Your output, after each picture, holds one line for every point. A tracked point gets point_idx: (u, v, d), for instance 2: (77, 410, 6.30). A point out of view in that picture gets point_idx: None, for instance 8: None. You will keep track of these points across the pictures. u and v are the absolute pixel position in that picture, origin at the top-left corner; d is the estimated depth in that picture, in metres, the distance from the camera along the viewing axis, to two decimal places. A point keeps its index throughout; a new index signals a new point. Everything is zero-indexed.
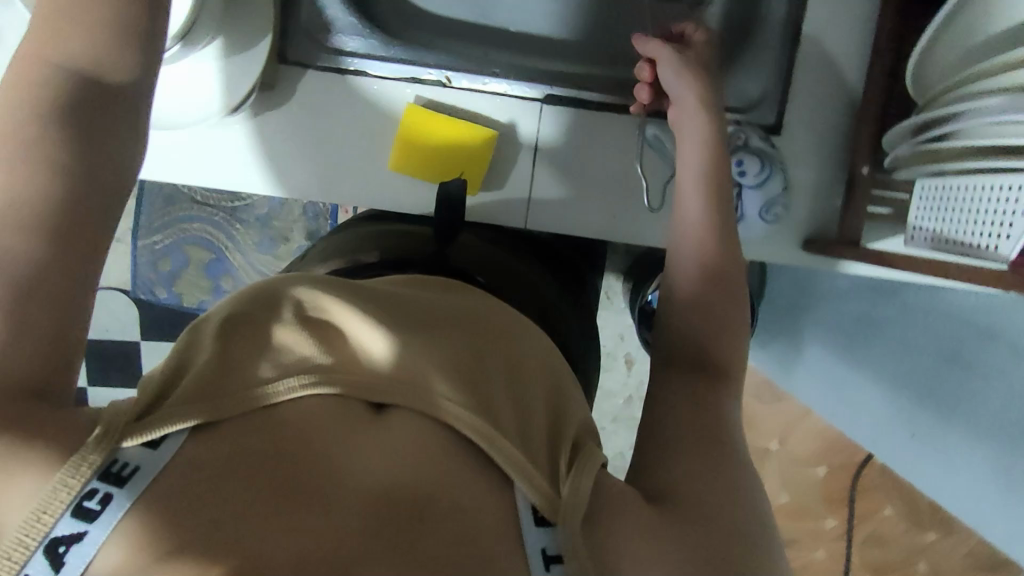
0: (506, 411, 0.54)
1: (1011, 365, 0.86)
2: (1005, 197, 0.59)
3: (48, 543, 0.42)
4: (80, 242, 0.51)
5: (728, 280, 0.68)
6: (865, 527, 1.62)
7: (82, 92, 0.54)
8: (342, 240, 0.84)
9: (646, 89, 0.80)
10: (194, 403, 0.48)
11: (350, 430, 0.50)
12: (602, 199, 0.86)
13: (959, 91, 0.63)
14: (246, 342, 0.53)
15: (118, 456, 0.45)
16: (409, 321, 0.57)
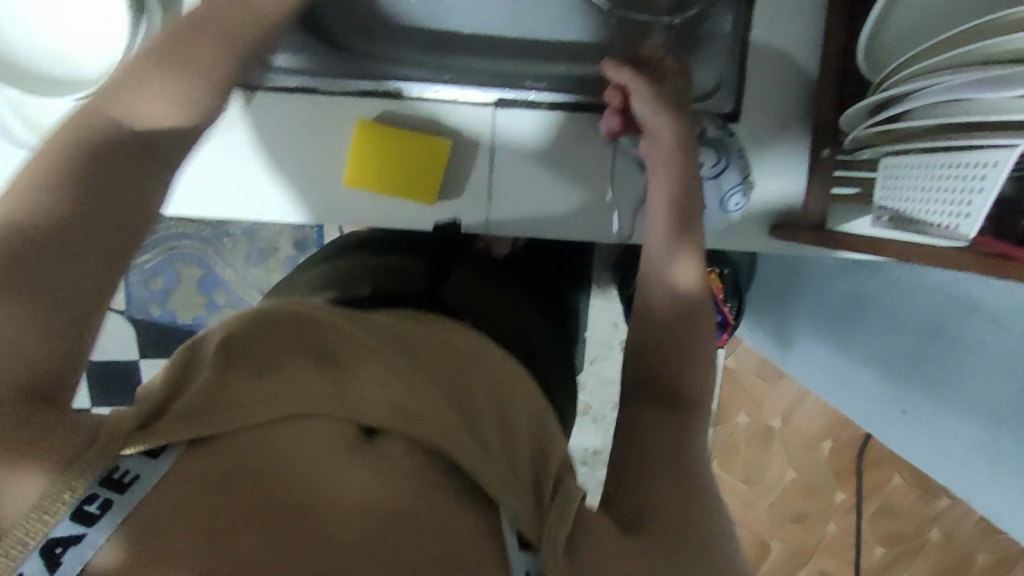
0: (494, 438, 0.55)
1: (990, 335, 0.84)
2: (967, 174, 0.56)
3: (47, 543, 0.42)
4: (103, 255, 0.54)
5: (691, 274, 0.68)
6: (875, 499, 1.61)
7: (131, 139, 0.58)
8: (329, 265, 0.85)
9: (615, 119, 0.78)
10: (191, 418, 0.48)
11: (344, 449, 0.50)
12: (564, 199, 0.85)
13: (915, 68, 0.61)
14: (245, 360, 0.54)
15: (121, 462, 0.45)
16: (400, 351, 0.59)
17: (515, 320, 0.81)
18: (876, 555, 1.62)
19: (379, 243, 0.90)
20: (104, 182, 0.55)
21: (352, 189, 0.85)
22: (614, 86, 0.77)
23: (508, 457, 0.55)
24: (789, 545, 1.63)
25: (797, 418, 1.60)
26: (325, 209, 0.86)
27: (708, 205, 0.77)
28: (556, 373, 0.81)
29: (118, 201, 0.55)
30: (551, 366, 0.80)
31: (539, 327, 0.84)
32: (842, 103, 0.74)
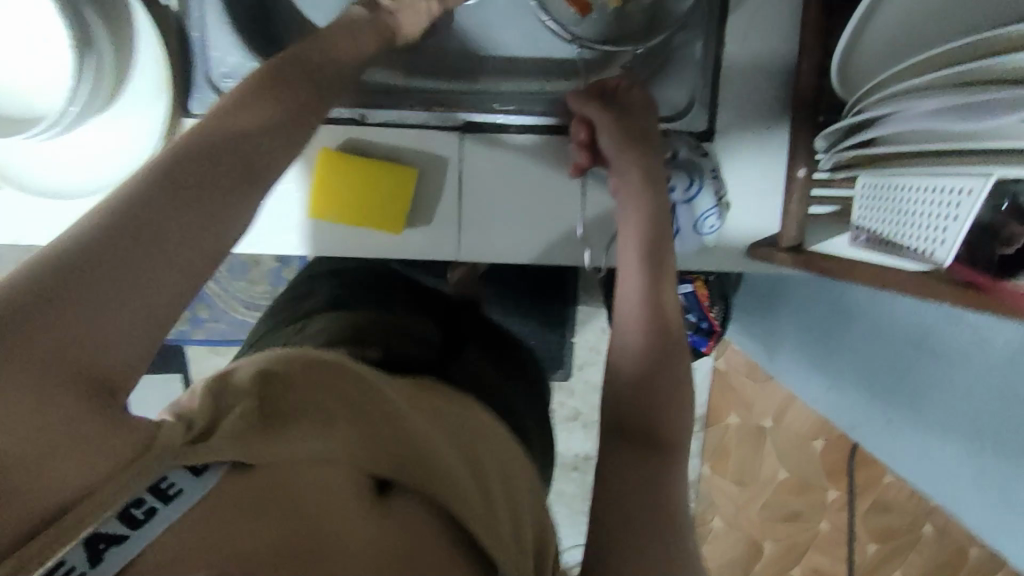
0: (505, 521, 0.50)
1: (975, 349, 0.81)
2: (944, 200, 0.55)
3: (88, 538, 0.38)
4: (183, 250, 0.46)
5: (666, 304, 0.66)
6: (868, 496, 1.51)
7: (225, 138, 0.50)
8: (290, 310, 0.79)
9: (583, 152, 0.76)
10: (238, 443, 0.44)
11: (361, 516, 0.45)
12: (533, 223, 0.83)
13: (886, 92, 0.59)
14: (283, 393, 0.48)
15: (170, 473, 0.41)
16: (429, 414, 0.55)
17: (480, 373, 0.72)
18: (869, 551, 1.52)
19: (345, 276, 0.85)
20: (168, 193, 0.46)
21: (315, 222, 0.83)
22: (579, 117, 0.76)
23: (513, 523, 0.51)
24: (781, 543, 1.56)
25: (789, 418, 1.54)
26: (293, 241, 0.84)
27: (682, 228, 0.78)
28: (538, 438, 0.74)
29: (175, 223, 0.46)
30: (525, 417, 0.72)
31: (507, 368, 0.78)
32: (818, 122, 0.73)
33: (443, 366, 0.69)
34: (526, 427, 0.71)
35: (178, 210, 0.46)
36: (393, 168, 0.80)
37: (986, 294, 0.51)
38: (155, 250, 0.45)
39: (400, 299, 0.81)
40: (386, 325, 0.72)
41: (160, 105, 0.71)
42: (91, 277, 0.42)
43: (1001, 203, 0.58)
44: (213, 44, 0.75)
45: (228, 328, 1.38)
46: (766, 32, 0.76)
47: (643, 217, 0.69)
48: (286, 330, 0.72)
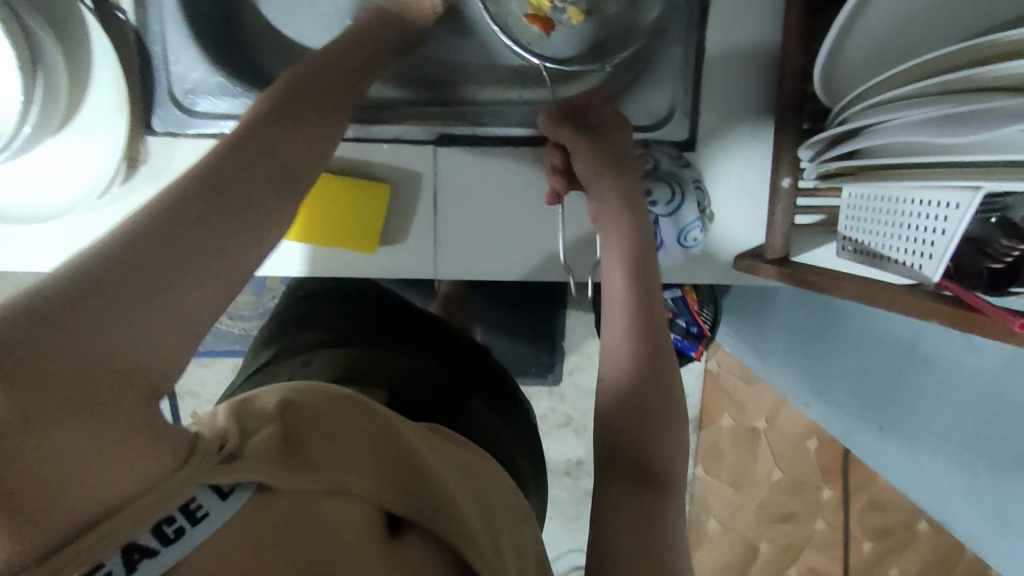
0: (511, 560, 0.48)
1: (967, 358, 0.80)
2: (931, 214, 0.53)
3: (126, 547, 0.36)
4: (211, 261, 0.44)
5: (655, 321, 0.63)
6: (863, 495, 1.48)
7: (264, 163, 0.50)
8: (287, 336, 0.74)
9: (560, 179, 0.74)
10: (269, 468, 0.41)
11: (373, 554, 0.42)
12: (513, 238, 0.82)
13: (871, 102, 0.56)
14: (311, 421, 0.46)
15: (198, 493, 0.39)
16: (437, 449, 0.52)
17: (490, 430, 0.68)
18: (865, 550, 1.48)
19: (341, 296, 0.81)
20: (194, 206, 0.45)
21: (294, 243, 0.81)
22: (554, 143, 0.73)
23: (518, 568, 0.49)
24: (778, 543, 1.51)
25: (783, 418, 1.49)
26: (286, 265, 0.83)
27: (666, 240, 0.76)
28: (534, 487, 0.71)
29: (211, 228, 0.45)
30: (525, 472, 0.69)
31: (508, 411, 0.75)
32: (804, 129, 0.71)
33: (443, 411, 0.65)
34: (525, 481, 0.68)
35: (216, 215, 0.45)
36: (374, 188, 0.78)
37: (976, 314, 0.50)
38: (189, 254, 0.43)
39: (398, 322, 0.77)
40: (380, 350, 0.70)
41: (120, 126, 0.70)
42: (128, 282, 0.41)
43: (990, 217, 0.57)
44: (175, 59, 0.74)
45: (212, 339, 1.36)
46: (748, 37, 0.75)
47: (623, 236, 0.66)
48: (270, 367, 0.69)
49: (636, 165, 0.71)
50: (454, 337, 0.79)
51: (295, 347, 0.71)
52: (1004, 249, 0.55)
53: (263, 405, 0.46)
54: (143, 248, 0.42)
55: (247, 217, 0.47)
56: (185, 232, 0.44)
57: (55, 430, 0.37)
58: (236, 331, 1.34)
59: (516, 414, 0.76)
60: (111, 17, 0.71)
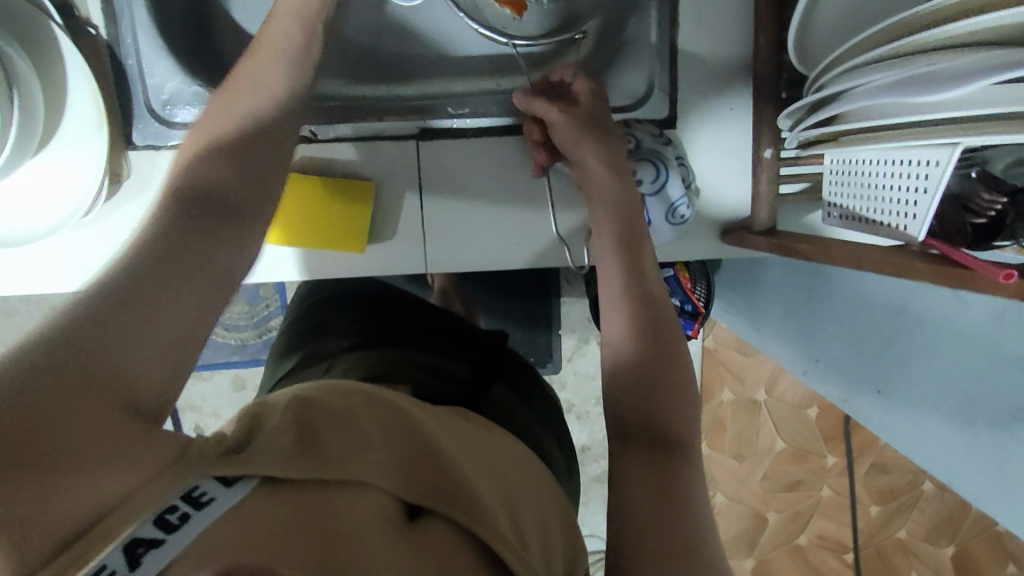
0: (531, 532, 0.49)
1: (958, 312, 0.81)
2: (912, 171, 0.54)
3: (128, 541, 0.38)
4: (186, 289, 0.46)
5: (651, 290, 0.65)
6: (867, 458, 1.48)
7: (203, 203, 0.50)
8: (307, 345, 0.74)
9: (540, 150, 0.76)
10: (279, 456, 0.43)
11: (386, 531, 0.43)
12: (505, 228, 0.82)
13: (845, 68, 0.57)
14: (326, 416, 0.47)
15: (204, 484, 0.41)
16: (454, 432, 0.53)
17: (506, 408, 0.68)
18: (872, 513, 1.48)
19: (354, 297, 0.81)
20: (170, 243, 0.47)
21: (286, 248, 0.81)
22: (530, 118, 0.76)
23: (540, 550, 0.49)
24: (786, 513, 1.51)
25: (782, 386, 1.51)
26: (283, 272, 0.83)
27: (654, 219, 0.76)
28: (560, 459, 0.72)
29: (193, 253, 0.48)
30: (551, 452, 0.69)
31: (529, 396, 0.75)
32: (781, 98, 0.71)
33: (462, 391, 0.66)
34: (552, 457, 0.69)
35: (195, 246, 0.48)
36: (351, 187, 0.78)
37: (964, 271, 0.50)
38: (167, 289, 0.45)
39: (410, 320, 0.77)
40: (385, 343, 0.71)
41: (100, 143, 0.69)
42: (113, 314, 0.43)
43: (969, 172, 0.59)
44: (151, 71, 0.73)
45: (208, 351, 1.37)
46: (722, 11, 0.75)
47: (610, 215, 0.68)
48: (287, 376, 0.70)
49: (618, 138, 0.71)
50: (462, 326, 0.81)
51: (306, 355, 0.72)
52: (986, 203, 0.56)
53: (281, 402, 0.48)
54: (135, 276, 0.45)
55: (227, 242, 0.50)
56: (160, 268, 0.46)
57: (47, 446, 0.39)
58: (232, 341, 1.36)
59: (537, 396, 0.77)
60: (82, 32, 0.71)
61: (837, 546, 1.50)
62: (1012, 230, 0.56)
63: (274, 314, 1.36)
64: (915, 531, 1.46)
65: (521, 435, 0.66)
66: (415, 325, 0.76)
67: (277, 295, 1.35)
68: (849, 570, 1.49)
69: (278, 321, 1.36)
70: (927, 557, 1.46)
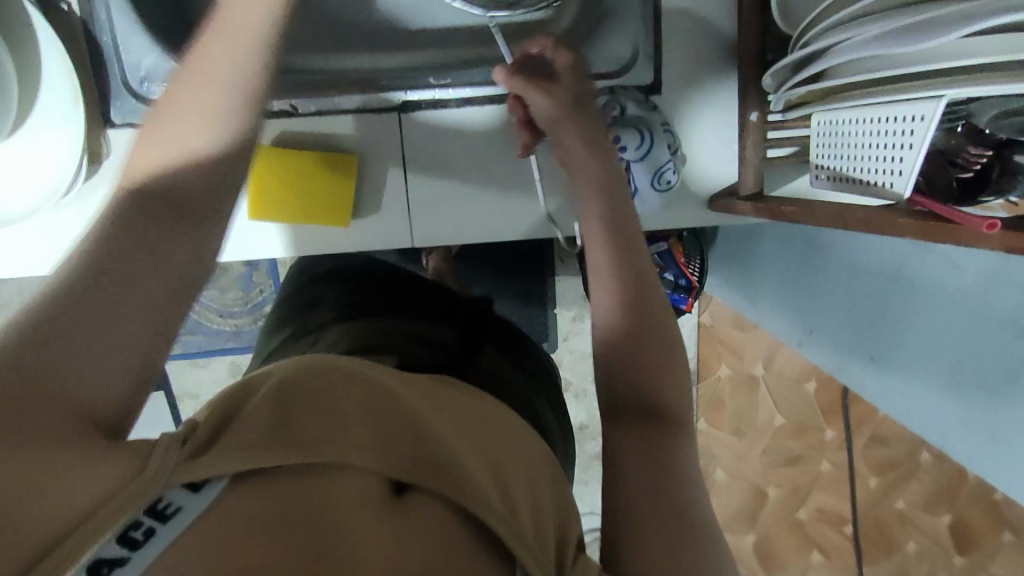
0: (524, 505, 0.48)
1: (948, 278, 0.80)
2: (897, 128, 0.53)
3: (91, 563, 0.37)
4: (149, 287, 0.48)
5: (639, 260, 0.64)
6: (865, 431, 1.48)
7: (153, 202, 0.50)
8: (297, 320, 0.74)
9: (527, 132, 0.74)
10: (250, 451, 0.42)
11: (369, 509, 0.42)
12: (492, 200, 0.81)
13: (827, 25, 0.56)
14: (308, 398, 0.47)
15: (166, 494, 0.40)
16: (441, 408, 0.52)
17: (498, 375, 0.67)
18: (871, 486, 1.48)
19: (353, 273, 0.80)
20: (128, 239, 0.48)
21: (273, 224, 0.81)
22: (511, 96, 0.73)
23: (532, 521, 0.47)
24: (786, 488, 1.51)
25: (780, 361, 1.49)
26: (269, 247, 0.82)
27: (640, 184, 0.76)
28: (556, 423, 0.71)
29: (146, 259, 0.48)
30: (545, 417, 0.68)
31: (524, 362, 0.74)
32: (766, 62, 0.70)
33: (452, 359, 0.65)
34: (547, 424, 0.68)
35: (154, 233, 0.49)
36: (334, 160, 0.78)
37: (949, 225, 0.49)
38: (127, 285, 0.47)
39: (403, 293, 0.76)
40: (374, 314, 0.70)
41: (77, 120, 0.68)
42: (74, 309, 0.44)
43: (956, 126, 0.57)
44: (126, 48, 0.72)
45: (203, 339, 1.37)
46: None
47: (596, 193, 0.66)
48: (278, 349, 0.70)
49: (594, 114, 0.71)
50: (454, 296, 0.80)
51: (296, 328, 0.72)
52: (973, 157, 0.56)
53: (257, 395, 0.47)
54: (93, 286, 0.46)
55: (184, 238, 0.51)
56: (122, 267, 0.47)
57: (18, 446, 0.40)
58: (228, 328, 1.36)
59: (531, 361, 0.76)
60: (54, 8, 0.70)
61: (837, 519, 1.50)
62: (999, 185, 0.56)
63: (268, 299, 1.35)
64: (914, 501, 1.46)
65: (514, 403, 0.65)
66: (406, 296, 0.76)
67: (271, 280, 1.34)
68: (849, 542, 1.49)
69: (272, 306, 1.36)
70: (927, 527, 1.46)
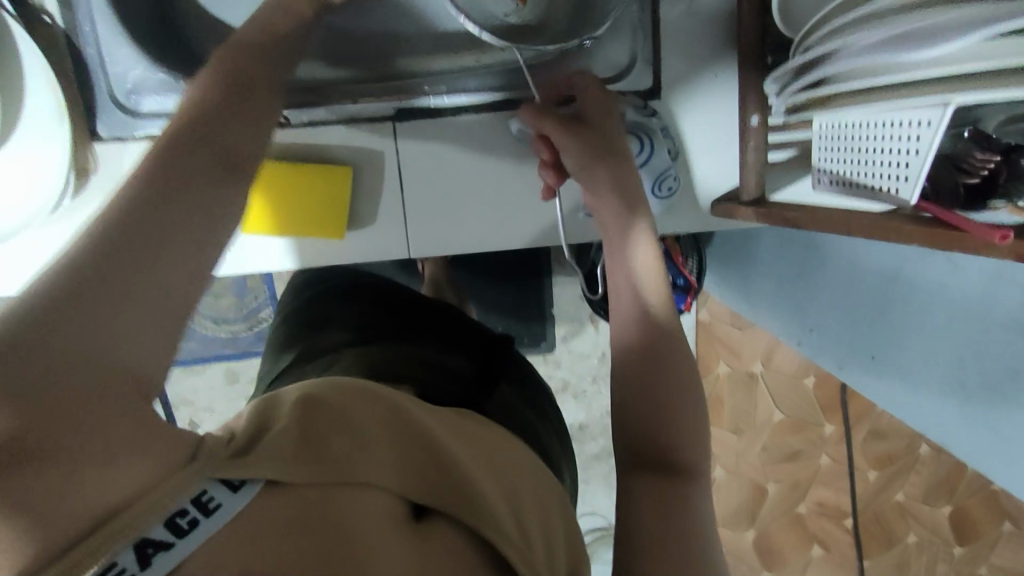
0: (538, 535, 0.47)
1: (948, 276, 0.80)
2: (904, 133, 0.52)
3: (139, 540, 0.36)
4: (186, 258, 0.45)
5: (656, 274, 0.63)
6: (864, 424, 1.46)
7: (206, 153, 0.48)
8: (306, 339, 0.72)
9: (551, 174, 0.73)
10: (282, 461, 0.41)
11: (391, 531, 0.42)
12: (489, 212, 0.80)
13: (834, 27, 0.55)
14: (336, 410, 0.46)
15: (210, 486, 0.39)
16: (459, 433, 0.51)
17: (511, 409, 0.66)
18: (870, 479, 1.47)
19: (361, 290, 0.79)
20: (164, 199, 0.45)
21: (276, 239, 0.80)
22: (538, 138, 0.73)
23: (547, 556, 0.47)
24: (786, 483, 1.51)
25: (779, 358, 1.48)
26: (268, 260, 0.81)
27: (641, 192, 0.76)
28: (561, 451, 0.71)
29: (173, 236, 0.44)
30: (549, 444, 0.68)
31: (527, 390, 0.73)
32: (767, 64, 0.69)
33: (464, 390, 0.64)
34: (554, 458, 0.67)
35: (209, 182, 0.48)
36: (328, 172, 0.76)
37: (954, 233, 0.48)
38: (172, 244, 0.44)
39: (411, 315, 0.76)
40: (379, 339, 0.69)
41: (63, 134, 0.68)
42: (117, 279, 0.41)
43: (962, 131, 0.57)
44: (112, 60, 0.71)
45: (198, 345, 1.35)
46: None
47: (614, 194, 0.65)
48: (285, 372, 0.68)
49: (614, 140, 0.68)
50: (459, 318, 0.79)
51: (304, 347, 0.71)
52: (979, 162, 0.55)
53: (284, 403, 0.46)
54: (109, 271, 0.41)
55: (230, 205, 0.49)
56: (165, 224, 0.44)
57: (61, 428, 0.37)
58: (223, 334, 1.35)
59: (535, 389, 0.75)
60: (37, 22, 0.69)
61: (837, 513, 1.49)
62: (1006, 189, 0.55)
63: (264, 306, 1.34)
64: (913, 493, 1.45)
65: (524, 438, 0.64)
66: (416, 320, 0.75)
67: (265, 286, 1.33)
68: (848, 536, 1.49)
69: (269, 312, 1.34)
70: (927, 520, 1.45)
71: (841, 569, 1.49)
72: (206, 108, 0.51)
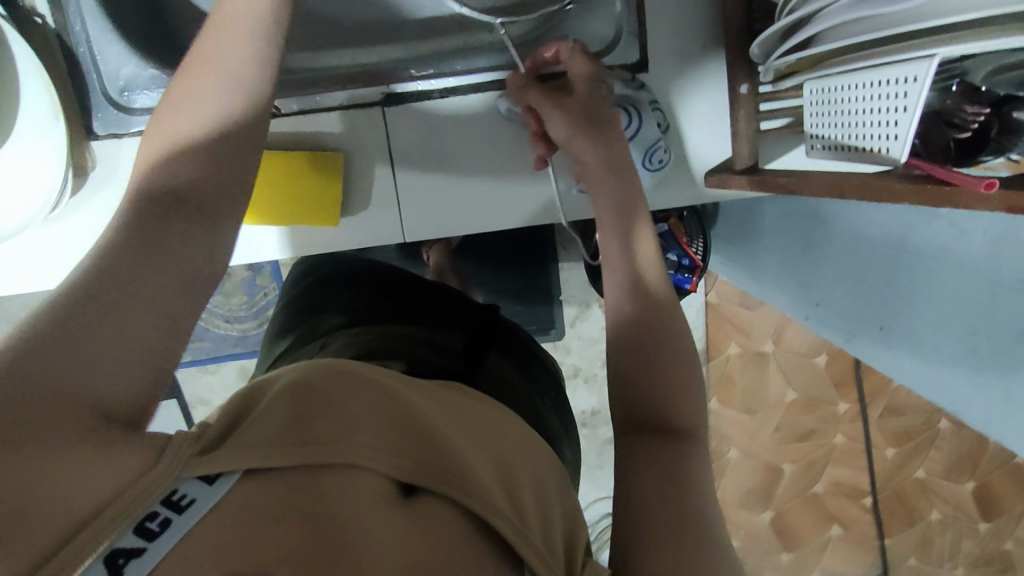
0: (532, 505, 0.48)
1: (954, 242, 0.79)
2: (891, 92, 0.52)
3: (109, 552, 0.37)
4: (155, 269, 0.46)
5: (630, 228, 0.65)
6: (880, 401, 1.45)
7: (197, 139, 0.51)
8: (303, 325, 0.73)
9: (539, 142, 0.74)
10: (260, 448, 0.42)
11: (377, 510, 0.42)
12: (482, 193, 0.80)
13: None
14: (317, 396, 0.46)
15: (181, 485, 0.40)
16: (447, 411, 0.52)
17: (506, 384, 0.66)
18: (889, 456, 1.46)
19: (359, 271, 0.80)
20: (158, 222, 0.48)
21: (274, 228, 0.81)
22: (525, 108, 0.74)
23: (540, 528, 0.47)
24: (800, 462, 1.49)
25: (789, 337, 1.46)
26: (263, 250, 0.82)
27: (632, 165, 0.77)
28: (561, 425, 0.71)
29: (161, 258, 0.47)
30: (550, 423, 0.67)
31: (528, 365, 0.73)
32: (754, 30, 0.69)
33: (460, 369, 0.64)
34: (555, 434, 0.67)
35: (170, 202, 0.49)
36: (335, 184, 0.78)
37: (946, 186, 0.48)
38: (148, 268, 0.46)
39: (412, 296, 0.76)
40: (373, 320, 0.70)
41: (58, 135, 0.68)
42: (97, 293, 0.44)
43: (950, 85, 0.57)
44: (103, 56, 0.71)
45: (212, 345, 1.36)
46: None
47: (614, 186, 0.67)
48: (283, 357, 0.69)
49: (599, 111, 0.69)
50: (457, 295, 0.79)
51: (302, 333, 0.72)
52: (970, 116, 0.55)
53: (268, 393, 0.47)
54: (99, 288, 0.44)
55: (202, 221, 0.49)
56: (144, 248, 0.46)
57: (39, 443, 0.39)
58: (235, 333, 1.36)
59: (536, 366, 0.75)
60: (28, 22, 0.69)
61: (853, 491, 1.48)
62: (999, 143, 0.55)
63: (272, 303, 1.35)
64: (935, 470, 1.44)
65: (522, 415, 0.64)
66: (419, 300, 0.75)
67: (275, 282, 1.35)
68: (867, 514, 1.48)
69: None
70: (949, 495, 1.44)
71: (861, 547, 1.48)
72: (203, 89, 0.52)
